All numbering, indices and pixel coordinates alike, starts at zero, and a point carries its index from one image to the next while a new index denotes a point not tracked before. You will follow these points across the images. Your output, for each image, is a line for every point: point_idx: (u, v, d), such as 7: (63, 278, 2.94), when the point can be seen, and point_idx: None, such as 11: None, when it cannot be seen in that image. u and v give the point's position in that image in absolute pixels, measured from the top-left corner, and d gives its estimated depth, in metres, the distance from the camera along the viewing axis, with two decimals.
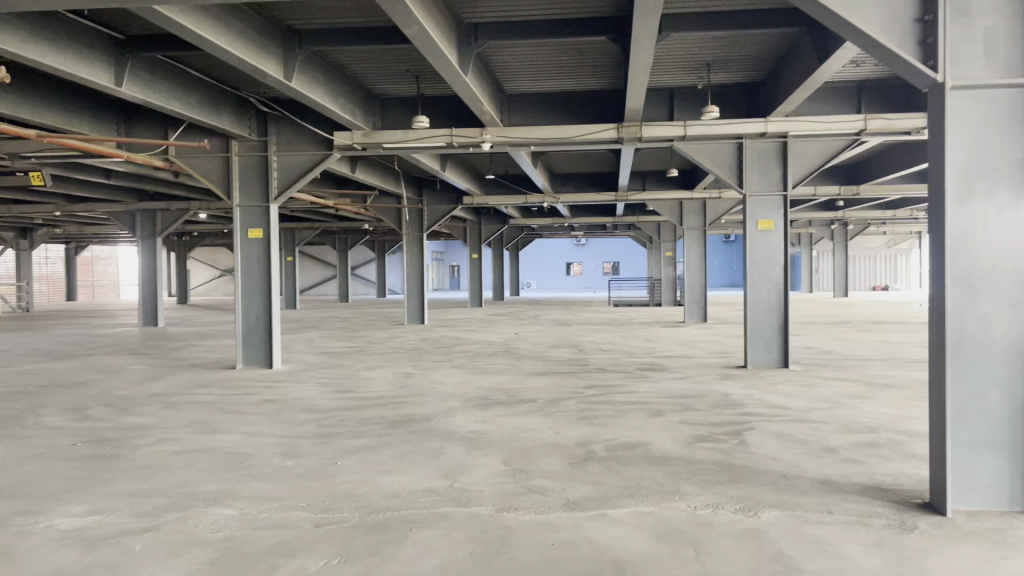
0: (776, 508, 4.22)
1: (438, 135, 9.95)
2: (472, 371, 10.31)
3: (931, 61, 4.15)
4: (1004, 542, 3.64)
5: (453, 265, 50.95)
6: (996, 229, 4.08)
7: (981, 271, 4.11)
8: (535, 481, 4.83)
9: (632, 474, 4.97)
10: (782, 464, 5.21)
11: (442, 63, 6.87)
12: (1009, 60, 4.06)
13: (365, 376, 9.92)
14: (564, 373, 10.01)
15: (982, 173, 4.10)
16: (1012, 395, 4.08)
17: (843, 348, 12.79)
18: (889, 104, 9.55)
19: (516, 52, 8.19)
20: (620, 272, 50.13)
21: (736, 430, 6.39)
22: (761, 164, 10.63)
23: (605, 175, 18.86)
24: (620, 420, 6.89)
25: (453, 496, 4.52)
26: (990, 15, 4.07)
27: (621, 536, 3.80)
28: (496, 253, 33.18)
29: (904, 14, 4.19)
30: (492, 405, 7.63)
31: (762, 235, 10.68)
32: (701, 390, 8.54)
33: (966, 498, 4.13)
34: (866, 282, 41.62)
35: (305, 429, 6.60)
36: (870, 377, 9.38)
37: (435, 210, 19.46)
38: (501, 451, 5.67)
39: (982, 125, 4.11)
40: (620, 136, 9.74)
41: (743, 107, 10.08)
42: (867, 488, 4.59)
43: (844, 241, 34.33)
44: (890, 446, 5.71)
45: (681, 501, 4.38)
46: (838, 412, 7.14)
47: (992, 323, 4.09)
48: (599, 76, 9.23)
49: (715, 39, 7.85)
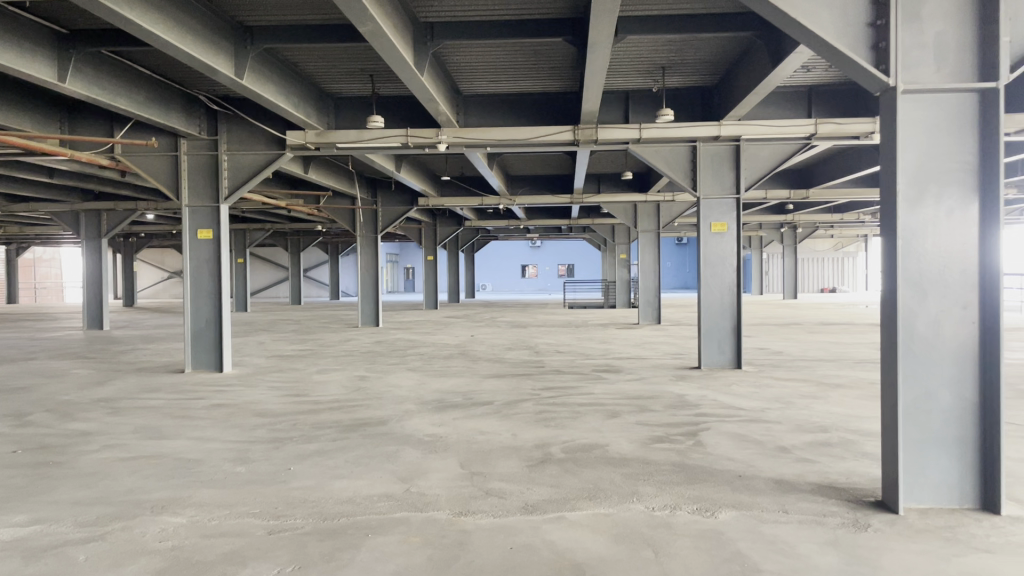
0: (733, 508, 4.24)
1: (393, 135, 9.85)
2: (426, 374, 10.19)
3: (883, 65, 4.20)
4: (955, 539, 3.70)
5: (408, 267, 50.93)
6: (945, 230, 4.16)
7: (931, 273, 4.18)
8: (493, 484, 4.78)
9: (589, 476, 4.95)
10: (738, 464, 5.25)
11: (398, 62, 6.78)
12: (960, 65, 4.14)
13: (319, 379, 9.74)
14: (521, 375, 10.00)
15: (933, 176, 4.17)
16: (962, 394, 4.16)
17: (794, 349, 13.02)
18: (839, 109, 9.72)
19: (471, 52, 8.14)
20: (575, 274, 50.40)
21: (692, 430, 6.43)
22: (714, 168, 10.72)
23: (560, 177, 18.92)
24: (578, 421, 6.88)
25: (410, 500, 4.45)
26: (941, 21, 4.14)
27: (579, 539, 3.78)
28: (452, 255, 33.15)
29: (856, 18, 4.23)
30: (449, 408, 7.58)
31: (716, 238, 10.79)
32: (657, 392, 8.58)
33: (917, 496, 4.19)
34: (815, 284, 42.52)
35: (257, 434, 6.45)
36: (821, 378, 9.54)
37: (390, 211, 19.29)
38: (459, 455, 5.60)
39: (933, 128, 4.18)
40: (576, 138, 9.78)
41: (697, 111, 10.16)
42: (821, 487, 4.64)
43: (794, 244, 34.93)
44: (842, 446, 5.79)
45: (639, 502, 4.37)
46: (790, 412, 7.24)
47: (942, 323, 4.17)
48: (556, 78, 9.21)
49: (669, 42, 7.90)
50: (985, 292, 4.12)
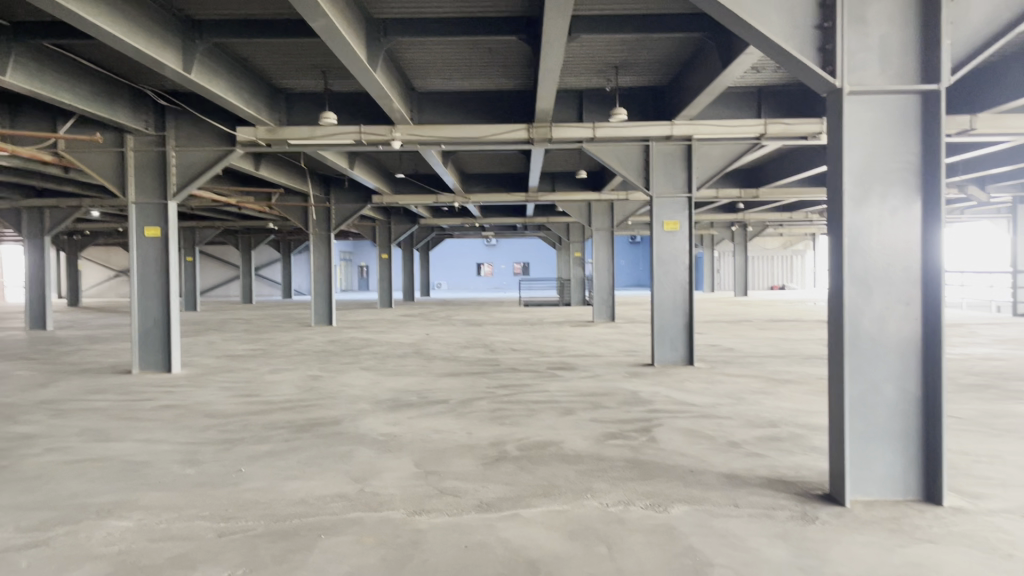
0: (685, 503, 4.30)
1: (346, 133, 9.76)
2: (380, 373, 10.12)
3: (830, 67, 4.28)
4: (899, 530, 3.80)
5: (362, 265, 50.58)
6: (889, 228, 4.26)
7: (876, 270, 4.28)
8: (447, 483, 4.76)
9: (544, 473, 4.97)
10: (690, 460, 5.32)
11: (351, 58, 6.73)
12: (903, 68, 4.25)
13: (270, 379, 9.60)
14: (476, 374, 9.99)
15: (877, 176, 4.27)
16: (905, 388, 4.27)
17: (744, 345, 13.24)
18: (788, 110, 9.91)
19: (425, 50, 8.11)
20: (530, 272, 50.59)
21: (645, 427, 6.49)
22: (665, 167, 10.84)
23: (514, 175, 18.95)
24: (532, 419, 6.90)
25: (364, 500, 4.41)
26: (885, 24, 4.24)
27: (534, 536, 3.78)
28: (406, 253, 32.99)
29: (803, 20, 4.29)
30: (403, 407, 7.54)
31: (668, 236, 10.89)
32: (610, 389, 8.65)
33: (864, 488, 4.29)
34: (765, 282, 43.24)
35: (207, 435, 6.34)
36: (771, 373, 9.72)
37: (343, 209, 19.12)
38: (413, 454, 5.58)
39: (877, 129, 4.28)
40: (530, 136, 9.87)
41: (649, 110, 10.24)
42: (770, 482, 4.72)
43: (744, 242, 35.50)
44: (791, 440, 5.90)
45: (593, 498, 4.40)
46: (740, 407, 7.36)
47: (887, 319, 4.27)
48: (510, 76, 9.21)
49: (621, 42, 7.95)
50: (927, 289, 4.24)
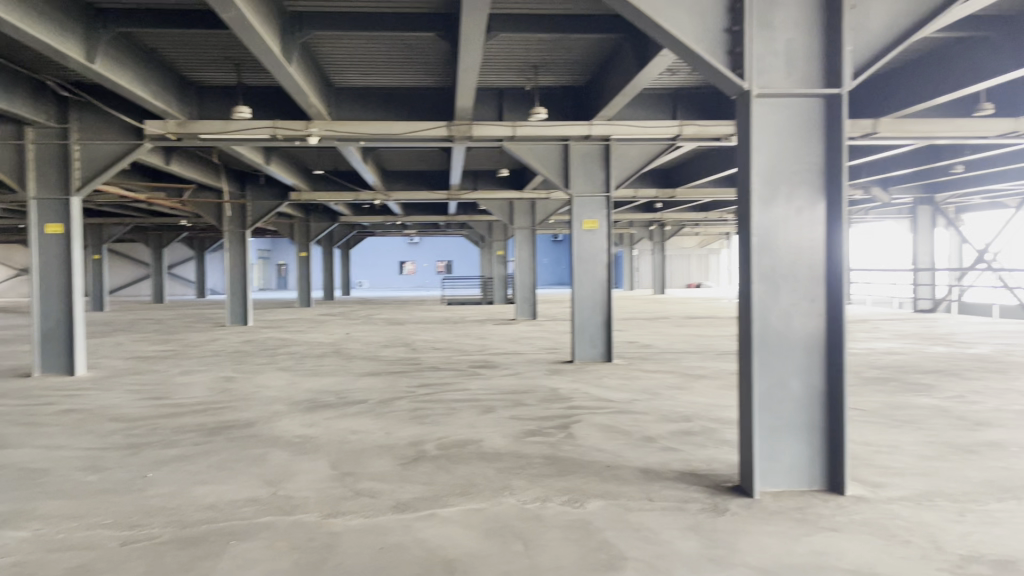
0: (601, 498, 4.35)
1: (261, 128, 9.57)
2: (297, 373, 9.93)
3: (739, 70, 4.39)
4: (805, 520, 3.93)
5: (281, 264, 49.61)
6: (795, 227, 4.40)
7: (783, 268, 4.42)
8: (364, 484, 4.70)
9: (462, 472, 4.95)
10: (606, 455, 5.38)
11: (263, 51, 6.56)
12: (807, 72, 4.40)
13: (182, 381, 9.30)
14: (396, 373, 9.90)
15: (784, 177, 4.40)
16: (810, 382, 4.43)
17: (661, 342, 13.51)
18: (701, 111, 10.17)
19: (343, 44, 7.99)
20: (453, 271, 50.53)
21: (563, 423, 6.54)
22: (585, 166, 10.95)
23: (436, 173, 18.85)
24: (452, 417, 6.88)
25: (276, 504, 4.31)
26: (790, 29, 4.38)
27: (450, 535, 3.77)
28: (326, 251, 32.49)
29: (714, 24, 4.39)
30: (321, 408, 7.40)
31: (587, 235, 10.99)
32: (530, 386, 8.70)
33: (772, 480, 4.41)
34: (682, 280, 44.23)
35: (112, 440, 6.09)
36: (686, 369, 9.94)
37: (259, 206, 18.68)
38: (329, 455, 5.49)
39: (783, 131, 4.41)
40: (451, 134, 9.87)
41: (568, 110, 10.30)
42: (683, 475, 4.83)
43: (662, 241, 36.24)
44: (703, 433, 6.06)
45: (511, 496, 4.40)
46: (656, 403, 7.50)
47: (793, 316, 4.42)
48: (430, 73, 9.16)
49: (540, 42, 8.01)
50: (830, 287, 4.40)
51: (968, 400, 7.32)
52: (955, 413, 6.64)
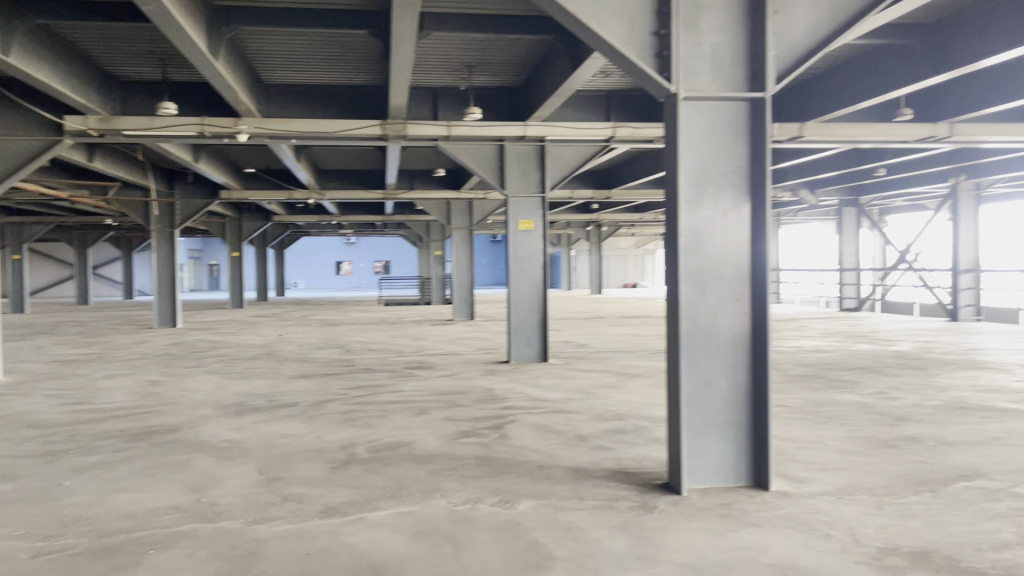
0: (532, 498, 4.35)
1: (188, 124, 9.41)
2: (227, 377, 9.70)
3: (666, 73, 4.44)
4: (731, 516, 3.99)
5: (213, 264, 48.50)
6: (720, 228, 4.48)
7: (710, 269, 4.49)
8: (291, 489, 4.61)
9: (393, 475, 4.90)
10: (538, 455, 5.40)
11: (188, 47, 6.39)
12: (732, 76, 4.47)
13: (105, 386, 8.99)
14: (329, 375, 9.76)
15: (710, 179, 4.48)
16: (736, 380, 4.52)
17: (597, 342, 13.64)
18: (634, 113, 10.31)
19: (273, 40, 7.83)
20: (391, 271, 50.13)
21: (497, 424, 6.54)
22: (520, 167, 10.97)
23: (371, 172, 18.66)
24: (385, 420, 6.81)
25: (199, 512, 4.20)
26: (716, 33, 4.45)
27: (378, 539, 3.72)
28: (259, 251, 31.87)
29: (642, 26, 4.43)
30: (250, 411, 7.24)
31: (523, 236, 10.99)
32: (466, 387, 8.68)
33: (699, 477, 4.49)
34: (619, 280, 44.76)
35: (27, 448, 5.84)
36: (620, 368, 10.05)
37: (189, 204, 18.21)
38: (257, 460, 5.36)
39: (710, 133, 4.48)
40: (385, 133, 9.81)
41: (503, 110, 10.29)
42: (614, 473, 4.87)
43: (599, 241, 36.61)
44: (635, 432, 6.13)
45: (442, 498, 4.37)
46: (590, 402, 7.56)
47: (719, 316, 4.50)
48: (364, 71, 9.07)
49: (473, 42, 7.99)
50: (754, 286, 4.50)
51: (889, 395, 7.57)
52: (876, 409, 6.86)
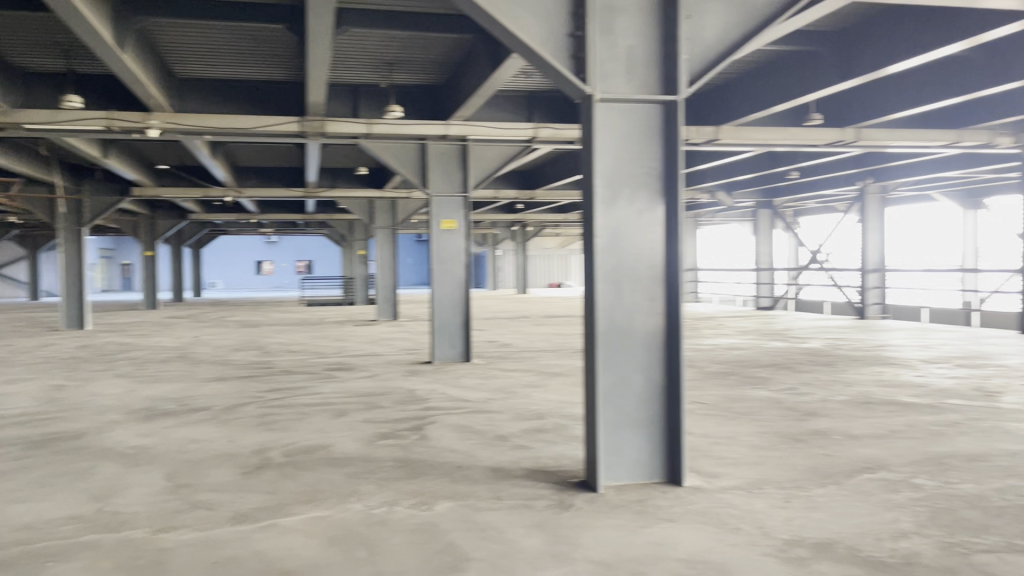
0: (449, 499, 4.33)
1: (95, 118, 9.11)
2: (137, 380, 9.35)
3: (582, 74, 4.47)
4: (645, 512, 4.05)
5: (126, 263, 46.79)
6: (636, 228, 4.55)
7: (625, 269, 4.55)
8: (201, 496, 4.47)
9: (308, 479, 4.81)
10: (457, 456, 5.38)
11: (93, 38, 6.13)
12: (646, 79, 4.54)
13: (4, 391, 8.56)
14: (246, 378, 9.51)
15: (625, 180, 4.53)
16: (651, 378, 4.59)
17: (520, 341, 13.69)
18: (555, 114, 10.41)
19: (185, 33, 7.58)
20: (314, 271, 49.29)
21: (417, 425, 6.48)
22: (442, 166, 10.92)
23: (291, 170, 18.31)
24: (302, 422, 6.68)
25: (102, 521, 4.03)
26: (630, 36, 4.50)
27: (290, 545, 3.64)
28: (175, 250, 30.89)
29: (558, 27, 4.45)
30: (161, 416, 7.00)
31: (446, 236, 10.91)
32: (387, 388, 8.58)
33: (615, 474, 4.54)
34: (544, 279, 45.07)
35: None
36: (543, 367, 10.11)
37: (99, 202, 17.49)
38: (166, 466, 5.19)
39: (625, 134, 4.54)
40: (304, 131, 9.62)
41: (424, 109, 10.21)
42: (532, 472, 4.88)
43: (524, 241, 36.77)
44: (555, 431, 6.16)
45: (358, 502, 4.31)
46: (512, 401, 7.58)
47: (635, 315, 4.56)
48: (281, 66, 8.88)
49: (394, 39, 7.91)
50: (668, 286, 4.58)
51: (800, 391, 7.82)
52: (787, 405, 7.07)
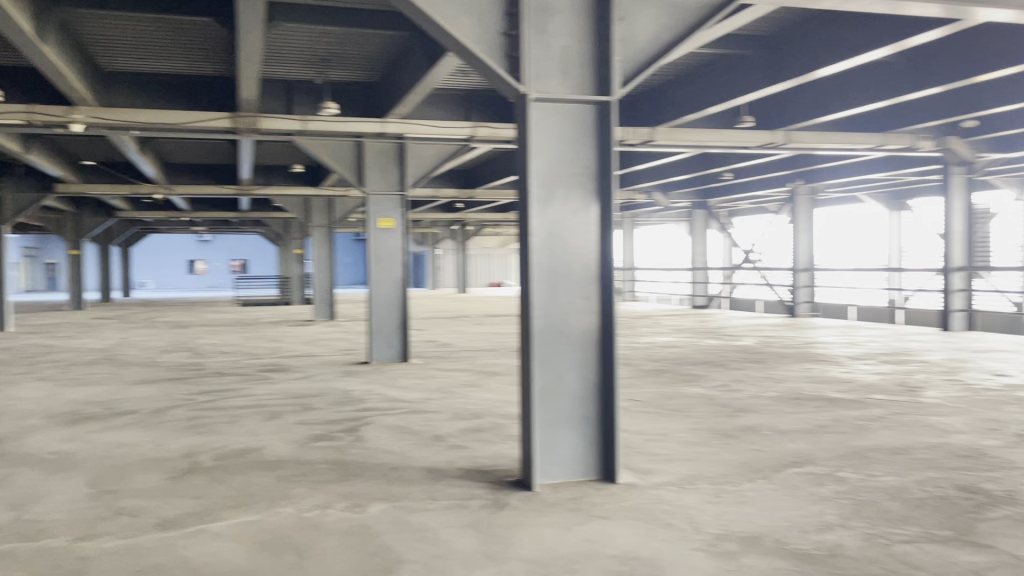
0: (383, 501, 4.28)
1: (15, 111, 8.76)
2: (60, 384, 9.02)
3: (516, 74, 4.47)
4: (580, 510, 4.08)
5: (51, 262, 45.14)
6: (570, 228, 4.57)
7: (560, 268, 4.56)
8: (126, 502, 4.33)
9: (238, 483, 4.70)
10: (393, 457, 5.32)
11: (10, 28, 5.86)
12: (580, 79, 4.57)
13: None
14: (176, 380, 9.26)
15: (560, 180, 4.55)
16: (585, 376, 4.61)
17: (459, 340, 13.66)
18: (492, 113, 10.42)
19: (109, 25, 7.34)
20: (249, 270, 48.35)
21: (352, 426, 6.40)
22: (379, 164, 10.82)
23: (224, 167, 17.91)
24: (233, 425, 6.53)
25: (18, 530, 3.87)
26: (564, 37, 4.52)
27: (218, 551, 3.55)
28: (102, 249, 29.92)
29: (492, 26, 4.44)
30: (84, 420, 6.76)
31: (384, 235, 10.79)
32: (322, 389, 8.46)
33: (550, 472, 4.55)
34: (484, 279, 45.06)
35: None
36: (481, 367, 10.10)
37: (20, 198, 16.81)
38: (88, 472, 5.01)
39: (559, 134, 4.55)
40: (235, 126, 9.48)
41: (360, 106, 10.09)
42: (468, 472, 4.87)
43: (464, 241, 36.69)
44: (491, 430, 6.16)
45: (289, 505, 4.23)
46: (449, 401, 7.55)
47: (570, 314, 4.58)
48: (212, 60, 8.67)
49: (329, 35, 7.80)
50: (602, 286, 4.61)
51: (732, 388, 7.98)
52: (720, 401, 7.20)
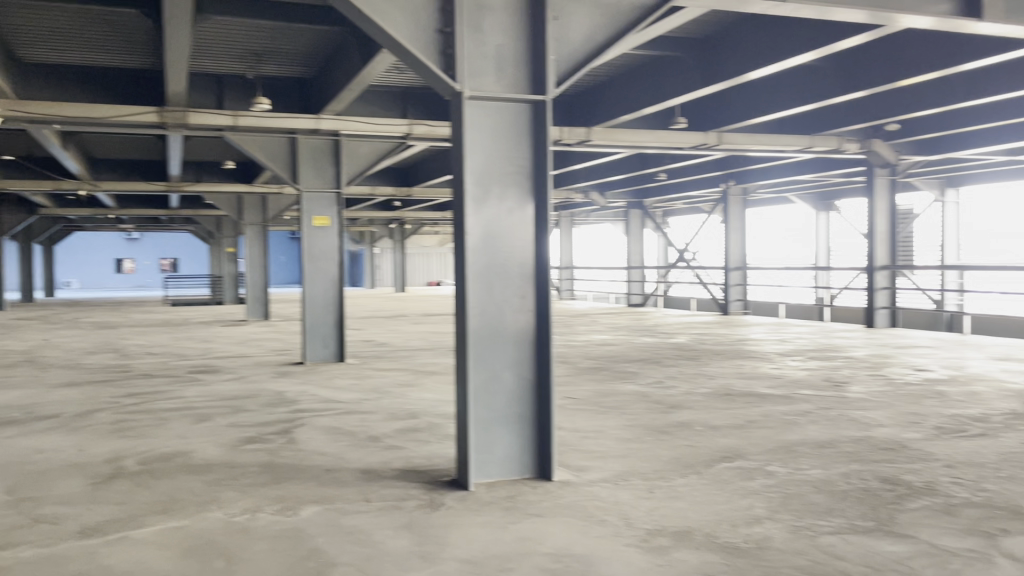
0: (316, 503, 4.21)
1: None
2: None
3: (450, 71, 4.45)
4: (515, 508, 4.07)
5: None
6: (507, 225, 4.56)
7: (496, 266, 4.56)
8: (44, 510, 4.15)
9: (165, 488, 4.56)
10: (327, 458, 5.24)
11: None
12: (515, 78, 4.57)
13: None
14: (101, 382, 8.96)
15: (496, 177, 4.54)
16: (521, 375, 4.62)
17: (396, 340, 13.55)
18: (429, 111, 10.36)
19: (27, 14, 7.05)
20: (180, 269, 47.18)
21: (285, 428, 6.28)
22: (314, 161, 10.64)
23: (152, 162, 17.41)
24: (161, 429, 6.34)
25: None
26: (499, 35, 4.52)
27: (142, 558, 3.44)
28: (23, 247, 28.79)
29: (427, 23, 4.40)
30: (1, 425, 6.48)
31: (319, 233, 10.62)
32: (255, 390, 8.29)
33: (486, 471, 4.55)
34: (422, 278, 44.84)
35: None
36: (418, 366, 10.03)
37: None
38: (4, 480, 4.79)
39: (494, 132, 4.55)
40: (163, 120, 9.16)
41: (294, 102, 9.92)
42: (403, 472, 4.82)
43: (402, 240, 36.46)
44: (427, 430, 6.11)
45: (218, 510, 4.12)
46: (385, 401, 7.47)
47: (506, 312, 4.58)
48: (138, 53, 8.41)
49: (262, 29, 7.65)
50: (538, 284, 4.62)
51: (667, 385, 8.10)
52: (655, 398, 7.30)
